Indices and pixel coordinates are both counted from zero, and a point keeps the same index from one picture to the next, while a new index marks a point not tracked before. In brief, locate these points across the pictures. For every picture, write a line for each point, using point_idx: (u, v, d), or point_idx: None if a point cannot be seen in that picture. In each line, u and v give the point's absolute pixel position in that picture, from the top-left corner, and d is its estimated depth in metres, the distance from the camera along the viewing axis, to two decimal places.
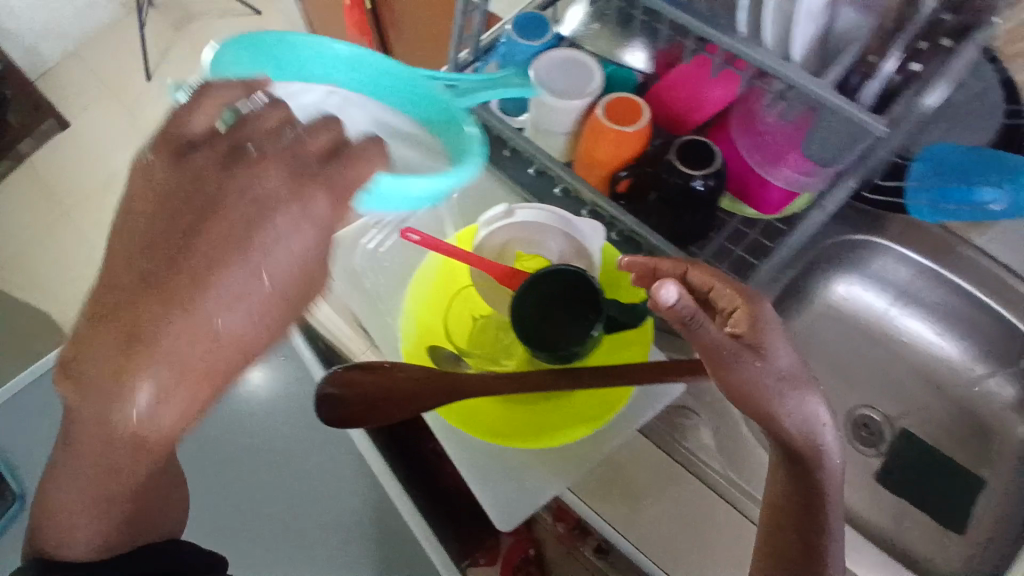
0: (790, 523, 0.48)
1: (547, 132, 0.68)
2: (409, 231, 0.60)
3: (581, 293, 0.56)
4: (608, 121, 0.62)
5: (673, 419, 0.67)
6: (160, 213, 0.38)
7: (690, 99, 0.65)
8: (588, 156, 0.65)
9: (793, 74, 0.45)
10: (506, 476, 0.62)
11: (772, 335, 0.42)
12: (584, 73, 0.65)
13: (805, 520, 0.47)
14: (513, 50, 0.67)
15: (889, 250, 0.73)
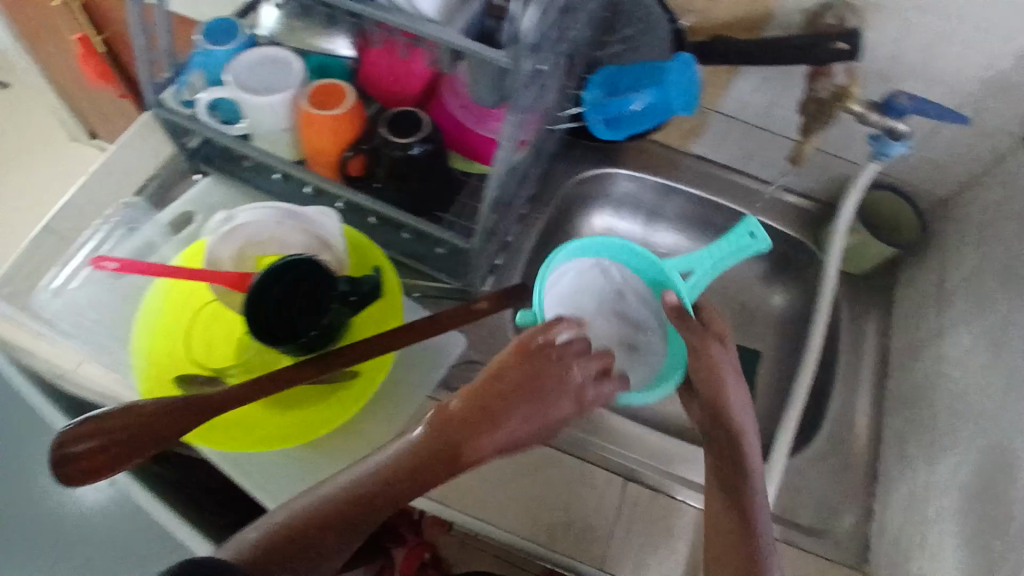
0: (729, 514, 0.52)
1: (268, 133, 0.66)
2: (104, 258, 0.59)
3: (312, 279, 0.56)
4: (317, 110, 0.62)
5: (464, 374, 0.71)
6: (409, 446, 0.49)
7: (394, 74, 0.66)
8: (311, 147, 0.65)
9: (423, 30, 0.47)
10: (300, 478, 0.62)
11: (728, 403, 0.56)
12: (282, 67, 0.64)
13: (732, 501, 0.52)
14: (209, 58, 0.65)
15: (617, 172, 0.82)
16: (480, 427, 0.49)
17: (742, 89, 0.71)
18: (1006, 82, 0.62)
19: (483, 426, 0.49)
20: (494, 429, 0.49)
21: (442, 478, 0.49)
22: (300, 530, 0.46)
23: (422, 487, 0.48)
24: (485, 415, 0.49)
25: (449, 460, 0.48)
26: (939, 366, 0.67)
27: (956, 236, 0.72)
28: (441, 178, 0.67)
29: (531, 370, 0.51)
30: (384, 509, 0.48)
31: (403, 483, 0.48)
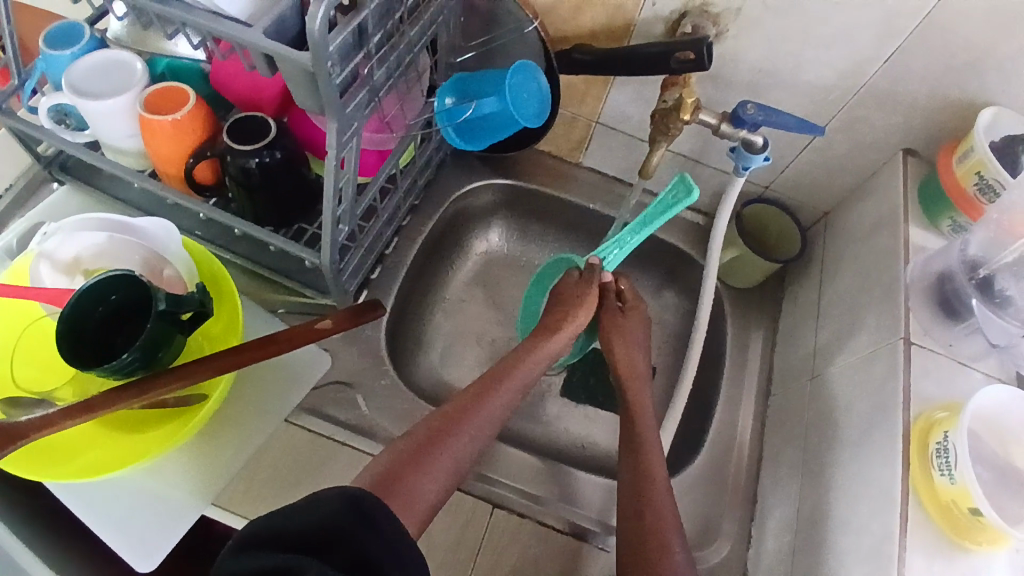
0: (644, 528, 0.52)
1: (117, 141, 0.63)
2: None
3: (142, 300, 0.53)
4: (152, 115, 0.58)
5: (330, 398, 0.66)
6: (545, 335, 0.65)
7: (243, 81, 0.63)
8: (152, 155, 0.62)
9: (223, 30, 0.44)
10: (135, 510, 0.58)
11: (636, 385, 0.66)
12: (125, 74, 0.61)
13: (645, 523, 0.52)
14: (51, 64, 0.62)
15: (499, 179, 0.81)
16: (508, 380, 0.60)
17: (619, 99, 0.73)
18: (865, 96, 0.63)
19: (501, 381, 0.59)
20: (524, 381, 0.61)
21: (472, 432, 0.54)
22: (408, 448, 0.51)
23: (466, 430, 0.54)
24: (504, 375, 0.60)
25: (463, 420, 0.55)
26: (813, 384, 0.65)
27: (834, 251, 0.71)
28: (296, 189, 0.64)
29: (530, 342, 0.64)
30: (455, 443, 0.53)
31: (442, 427, 0.53)
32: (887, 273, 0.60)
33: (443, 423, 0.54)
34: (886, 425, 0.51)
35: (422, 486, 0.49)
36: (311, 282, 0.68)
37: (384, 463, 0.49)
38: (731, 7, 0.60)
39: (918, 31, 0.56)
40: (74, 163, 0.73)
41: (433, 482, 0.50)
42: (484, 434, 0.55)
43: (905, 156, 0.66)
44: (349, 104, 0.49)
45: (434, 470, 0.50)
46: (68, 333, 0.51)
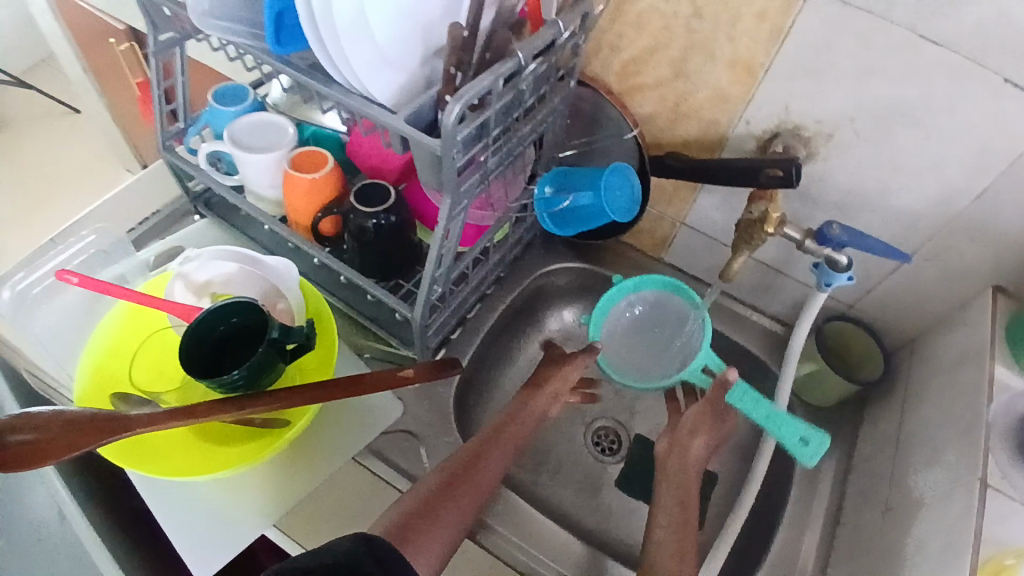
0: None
1: (255, 187, 0.74)
2: (68, 271, 0.58)
3: (257, 327, 0.60)
4: (296, 173, 0.68)
5: (395, 445, 0.70)
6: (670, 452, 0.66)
7: (375, 151, 0.73)
8: (288, 205, 0.71)
9: (373, 113, 0.53)
10: (205, 518, 0.62)
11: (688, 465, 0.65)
12: (278, 133, 0.72)
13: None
14: (215, 116, 0.73)
15: (581, 263, 0.86)
16: (508, 435, 0.62)
17: (706, 205, 0.77)
18: (956, 230, 0.63)
19: (502, 435, 0.62)
20: (524, 438, 0.64)
21: (476, 487, 0.56)
22: (422, 497, 0.54)
23: (473, 480, 0.57)
24: (504, 427, 0.63)
25: (470, 469, 0.57)
26: (886, 516, 0.62)
27: (917, 380, 0.69)
28: (402, 250, 0.72)
29: (525, 397, 0.68)
30: (463, 499, 0.55)
31: (451, 478, 0.56)
32: (969, 409, 0.58)
33: (450, 471, 0.57)
34: (959, 569, 0.48)
35: (436, 538, 0.51)
36: (398, 333, 0.75)
37: (398, 511, 0.52)
38: (822, 132, 0.64)
39: (1008, 172, 0.57)
40: (217, 201, 0.83)
41: (445, 531, 0.52)
42: (488, 484, 0.58)
43: (996, 293, 0.64)
44: (464, 182, 0.56)
45: (447, 519, 0.53)
46: (188, 343, 0.57)
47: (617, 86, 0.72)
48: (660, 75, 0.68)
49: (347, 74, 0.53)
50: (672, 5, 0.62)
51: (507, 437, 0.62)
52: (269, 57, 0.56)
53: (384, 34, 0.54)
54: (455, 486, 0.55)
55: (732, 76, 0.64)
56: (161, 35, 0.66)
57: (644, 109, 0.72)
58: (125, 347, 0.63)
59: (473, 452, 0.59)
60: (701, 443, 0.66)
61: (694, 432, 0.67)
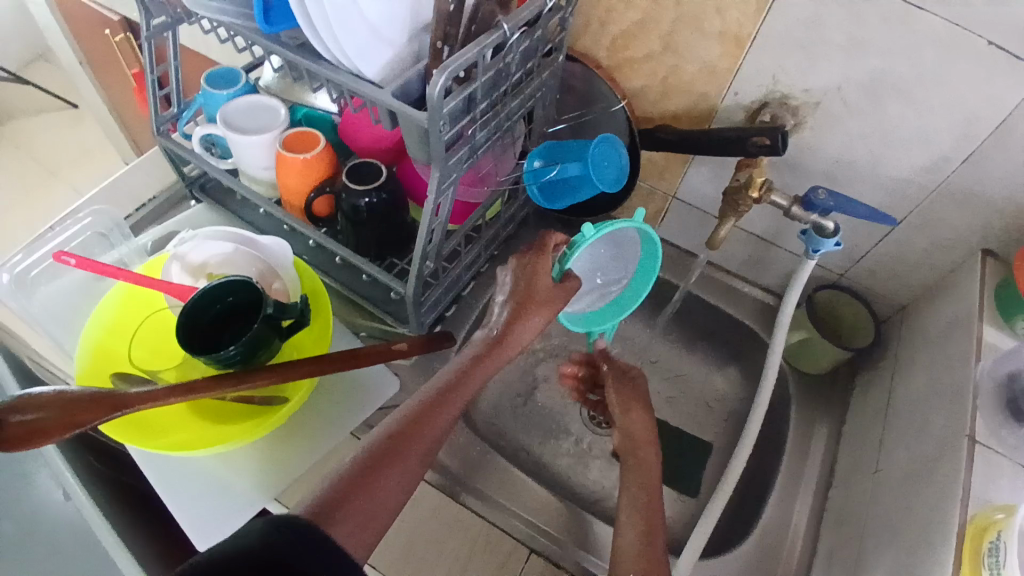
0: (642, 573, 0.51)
1: (249, 169, 0.74)
2: (65, 253, 0.58)
3: (253, 303, 0.61)
4: (288, 153, 0.69)
5: None
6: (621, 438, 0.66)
7: (367, 131, 0.74)
8: (281, 185, 0.72)
9: (361, 89, 0.54)
10: (208, 491, 0.63)
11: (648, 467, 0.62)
12: (271, 114, 0.72)
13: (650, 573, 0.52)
14: (209, 99, 0.74)
15: (574, 239, 0.87)
16: (446, 398, 0.57)
17: (697, 178, 0.77)
18: (944, 196, 0.64)
19: (452, 392, 0.57)
20: (464, 398, 0.57)
21: (413, 457, 0.52)
22: (355, 473, 0.50)
23: (407, 456, 0.52)
24: (453, 381, 0.57)
25: (410, 436, 0.53)
26: (875, 479, 0.63)
27: (907, 347, 0.70)
28: (394, 227, 0.72)
29: (485, 341, 0.60)
30: (396, 470, 0.51)
31: (387, 449, 0.52)
32: (957, 371, 0.58)
33: (388, 440, 0.52)
34: (944, 523, 0.49)
35: (365, 515, 0.48)
36: (393, 310, 0.76)
37: (323, 491, 0.48)
38: (811, 102, 0.64)
39: (997, 137, 0.57)
40: (212, 185, 0.84)
41: (381, 510, 0.49)
42: (423, 451, 0.53)
43: (984, 257, 0.65)
44: (453, 155, 0.57)
45: (378, 493, 0.49)
46: (185, 319, 0.58)
47: (607, 61, 0.72)
48: (650, 49, 0.68)
49: (336, 52, 0.54)
50: None
51: (455, 394, 0.57)
52: (260, 38, 0.57)
53: (372, 11, 0.54)
54: (389, 458, 0.51)
55: (722, 48, 0.64)
56: (153, 20, 0.68)
57: (633, 83, 0.73)
58: (125, 327, 0.64)
59: (411, 417, 0.54)
60: (637, 416, 0.66)
61: (626, 410, 0.67)
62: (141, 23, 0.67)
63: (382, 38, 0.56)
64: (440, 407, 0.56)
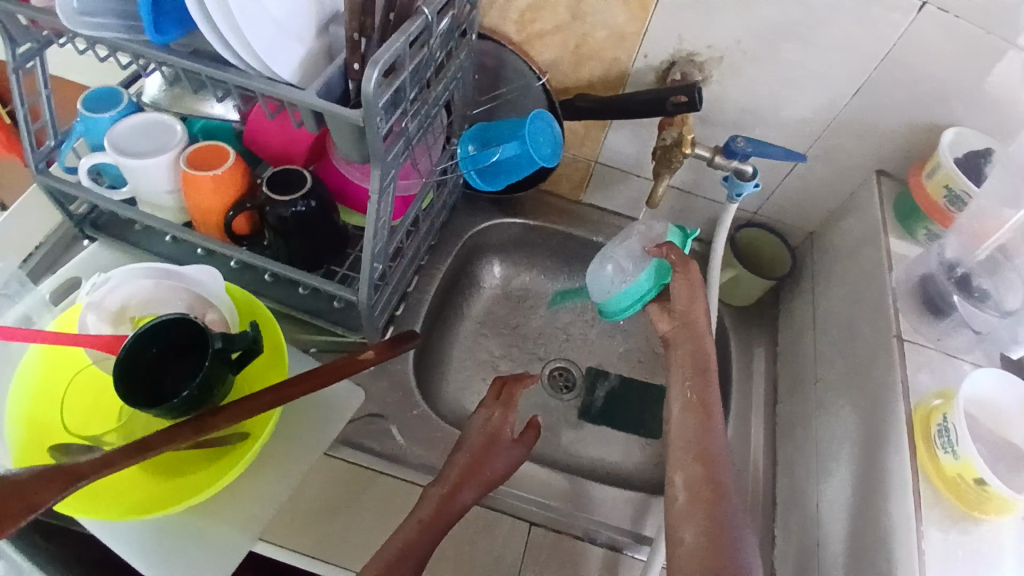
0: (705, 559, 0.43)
1: (152, 196, 0.67)
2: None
3: (195, 339, 0.56)
4: (196, 171, 0.63)
5: (363, 429, 0.69)
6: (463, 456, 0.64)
7: (278, 134, 0.69)
8: (192, 206, 0.66)
9: (279, 91, 0.50)
10: (181, 547, 0.58)
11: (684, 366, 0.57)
12: (165, 131, 0.65)
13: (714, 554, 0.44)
14: (90, 126, 0.66)
15: (509, 218, 0.87)
16: (436, 521, 0.55)
17: (616, 141, 0.80)
18: (838, 128, 0.71)
19: (440, 510, 0.56)
20: (442, 532, 0.55)
21: None
22: None
23: None
24: (439, 501, 0.56)
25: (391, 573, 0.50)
26: (817, 389, 0.70)
27: (823, 268, 0.78)
28: (328, 233, 0.69)
29: (461, 458, 0.60)
30: None
31: None
32: (873, 281, 0.66)
33: None
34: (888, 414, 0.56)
35: None
36: (341, 319, 0.73)
37: None
38: (714, 56, 0.68)
39: (880, 69, 0.64)
40: (104, 220, 0.76)
41: None
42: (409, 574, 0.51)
43: (879, 177, 0.73)
44: (390, 148, 0.55)
45: None
46: (119, 369, 0.52)
47: (517, 36, 0.72)
48: (558, 20, 0.69)
49: (243, 54, 0.49)
50: None
51: (443, 512, 0.56)
52: (149, 48, 0.51)
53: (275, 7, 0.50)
54: None
55: (628, 12, 0.66)
56: (18, 48, 0.62)
57: (546, 56, 0.73)
58: (52, 394, 0.57)
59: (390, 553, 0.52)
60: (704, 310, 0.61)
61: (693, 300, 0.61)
62: (5, 55, 0.62)
63: (292, 36, 0.52)
64: (424, 531, 0.54)
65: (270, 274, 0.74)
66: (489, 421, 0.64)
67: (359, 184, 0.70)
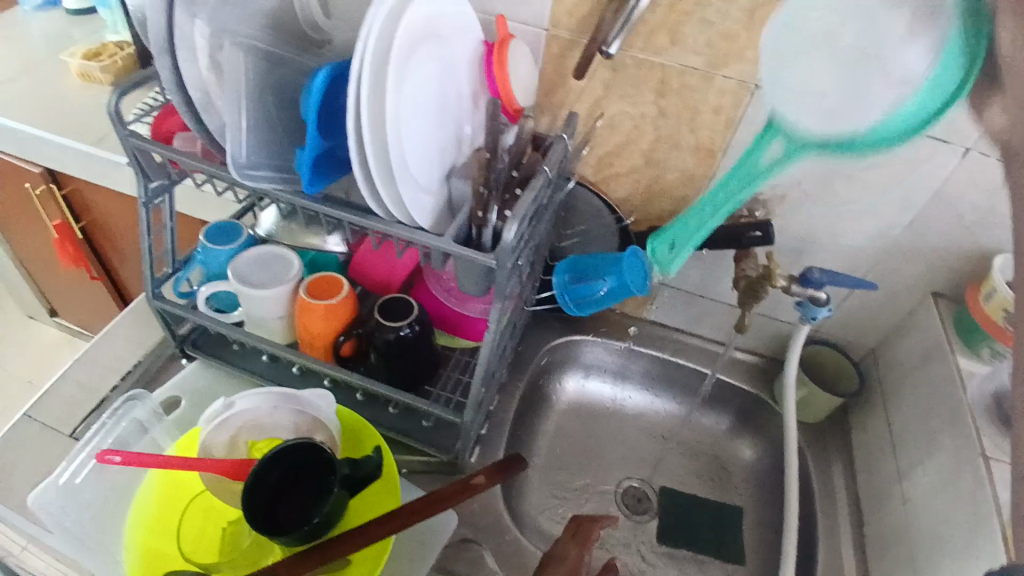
0: None
1: (262, 321, 0.71)
2: (109, 451, 0.55)
3: (316, 463, 0.56)
4: (313, 299, 0.68)
5: (454, 556, 0.68)
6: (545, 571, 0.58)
7: (383, 265, 0.75)
8: (305, 332, 0.70)
9: (421, 239, 0.54)
10: None
11: None
12: (284, 264, 0.71)
13: None
14: (208, 257, 0.71)
15: (585, 337, 0.89)
16: None
17: (683, 266, 0.85)
18: (896, 254, 0.77)
19: None
20: None
21: None
22: None
23: None
24: None
25: None
26: (907, 509, 0.70)
27: (892, 384, 0.81)
28: (428, 357, 0.72)
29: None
30: None
31: None
32: (952, 401, 0.68)
33: None
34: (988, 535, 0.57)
35: None
36: (432, 440, 0.74)
37: None
38: (777, 194, 0.75)
39: (930, 203, 0.71)
40: (203, 339, 0.81)
41: None
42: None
43: (936, 298, 0.79)
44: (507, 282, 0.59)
45: None
46: (247, 494, 0.53)
47: (594, 175, 0.79)
48: (633, 163, 0.77)
49: (389, 206, 0.53)
50: (639, 106, 0.71)
51: None
52: (303, 198, 0.56)
53: (415, 161, 0.54)
54: None
55: (697, 158, 0.74)
56: (150, 183, 0.65)
57: (619, 193, 0.80)
58: (170, 522, 0.58)
59: None
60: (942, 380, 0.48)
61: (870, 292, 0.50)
62: (137, 189, 0.65)
63: (429, 186, 0.58)
64: None
65: (361, 393, 0.77)
66: (625, 516, 0.83)
67: (456, 309, 0.74)
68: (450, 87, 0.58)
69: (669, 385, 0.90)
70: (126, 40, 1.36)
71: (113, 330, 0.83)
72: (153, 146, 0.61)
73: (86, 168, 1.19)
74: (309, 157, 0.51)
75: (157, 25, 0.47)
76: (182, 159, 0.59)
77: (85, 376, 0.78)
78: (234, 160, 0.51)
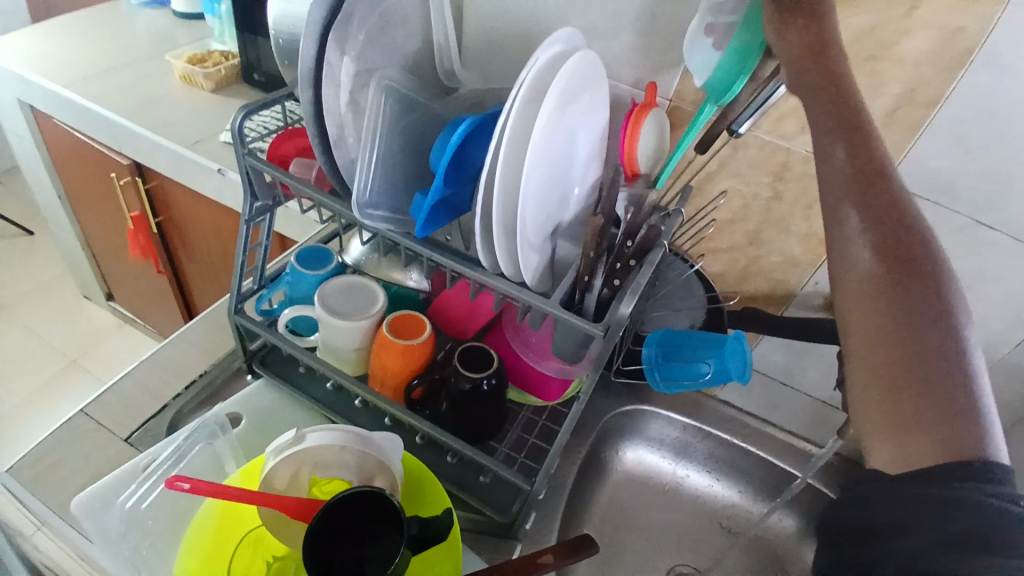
0: None
1: (337, 350, 0.71)
2: (178, 477, 0.53)
3: (379, 512, 0.55)
4: (394, 337, 0.67)
5: None
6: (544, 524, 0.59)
7: (466, 309, 0.73)
8: (380, 368, 0.68)
9: (526, 298, 0.53)
10: None
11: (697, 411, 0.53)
12: (368, 295, 0.71)
13: None
14: (296, 279, 0.72)
15: (651, 408, 0.86)
16: None
17: (765, 348, 0.83)
18: (999, 369, 0.75)
19: None
20: None
21: None
22: None
23: None
24: None
25: None
26: None
27: None
28: (498, 412, 0.69)
29: None
30: None
31: None
32: None
33: None
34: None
35: None
36: (489, 498, 0.71)
37: None
38: None
39: None
40: (272, 357, 0.81)
41: None
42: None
43: None
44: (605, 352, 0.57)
45: None
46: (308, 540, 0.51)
47: (689, 248, 0.78)
48: (733, 241, 0.75)
49: (500, 260, 0.53)
50: (752, 186, 0.70)
51: None
52: (413, 240, 0.55)
53: (533, 219, 0.54)
54: None
55: (804, 247, 0.71)
56: (256, 202, 0.66)
57: (712, 268, 0.79)
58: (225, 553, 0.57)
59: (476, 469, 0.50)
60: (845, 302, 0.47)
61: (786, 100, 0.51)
62: (242, 206, 0.65)
63: (539, 245, 0.57)
64: None
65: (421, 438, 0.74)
66: None
67: (533, 366, 0.72)
68: (573, 148, 0.58)
69: (735, 471, 0.86)
70: (229, 50, 1.41)
71: (186, 334, 0.83)
72: (267, 167, 0.61)
73: (174, 167, 1.22)
74: (427, 204, 0.51)
75: (308, 58, 0.49)
76: (288, 182, 0.59)
77: (156, 376, 0.78)
78: (356, 199, 0.52)
